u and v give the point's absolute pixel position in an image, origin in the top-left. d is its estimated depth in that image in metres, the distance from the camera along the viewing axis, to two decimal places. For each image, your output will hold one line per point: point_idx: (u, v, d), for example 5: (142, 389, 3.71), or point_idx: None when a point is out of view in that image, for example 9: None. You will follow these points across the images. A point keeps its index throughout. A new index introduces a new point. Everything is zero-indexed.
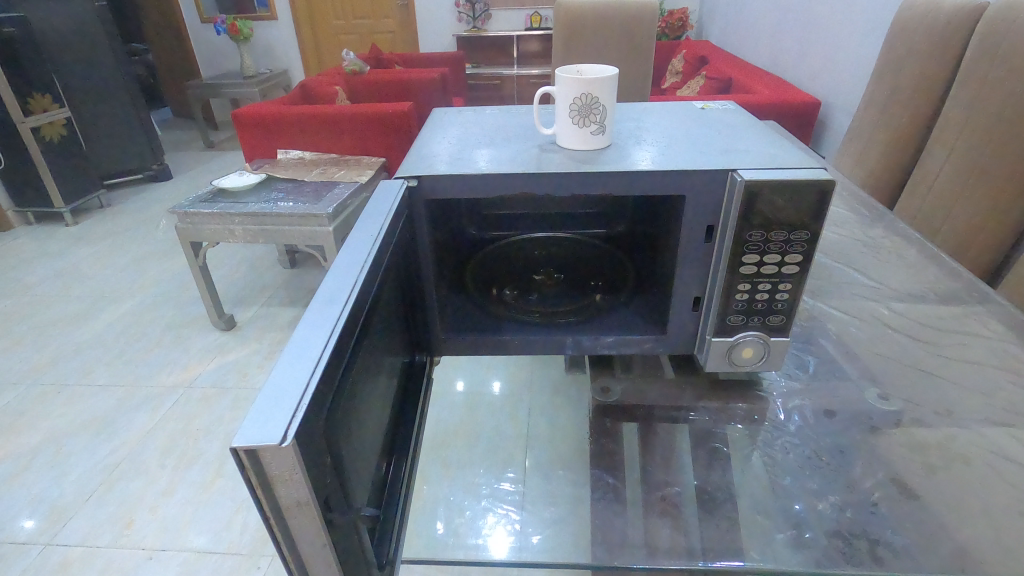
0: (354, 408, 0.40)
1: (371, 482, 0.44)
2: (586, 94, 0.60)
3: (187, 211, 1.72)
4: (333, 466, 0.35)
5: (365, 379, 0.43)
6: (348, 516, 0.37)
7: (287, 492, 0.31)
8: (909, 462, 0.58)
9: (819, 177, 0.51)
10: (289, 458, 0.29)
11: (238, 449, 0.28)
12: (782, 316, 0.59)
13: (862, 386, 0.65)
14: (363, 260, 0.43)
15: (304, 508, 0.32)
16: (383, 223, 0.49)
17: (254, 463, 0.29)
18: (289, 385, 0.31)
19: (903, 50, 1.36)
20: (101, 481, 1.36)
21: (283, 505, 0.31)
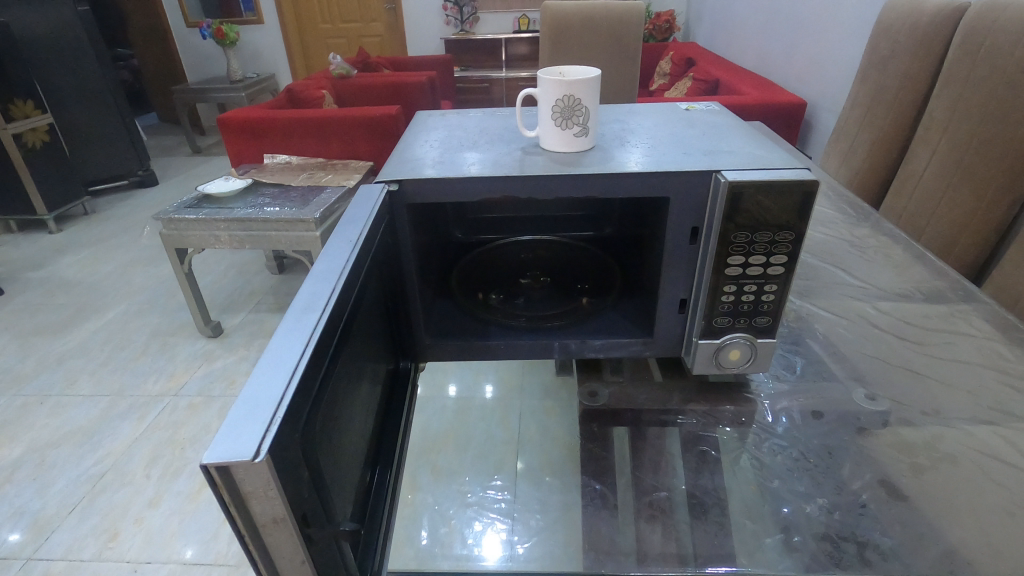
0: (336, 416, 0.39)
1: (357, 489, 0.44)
2: (569, 95, 0.60)
3: (172, 218, 1.69)
4: (311, 479, 0.34)
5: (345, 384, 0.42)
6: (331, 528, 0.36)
7: (259, 506, 0.30)
8: (897, 462, 0.57)
9: (804, 177, 0.51)
10: (263, 475, 0.28)
11: (209, 466, 0.27)
12: (768, 317, 0.59)
13: (850, 387, 0.65)
14: (342, 266, 0.42)
15: (282, 521, 0.31)
16: (363, 229, 0.48)
17: (227, 479, 0.28)
18: (264, 398, 0.30)
19: (886, 52, 1.37)
20: (85, 493, 1.33)
21: (260, 521, 0.31)
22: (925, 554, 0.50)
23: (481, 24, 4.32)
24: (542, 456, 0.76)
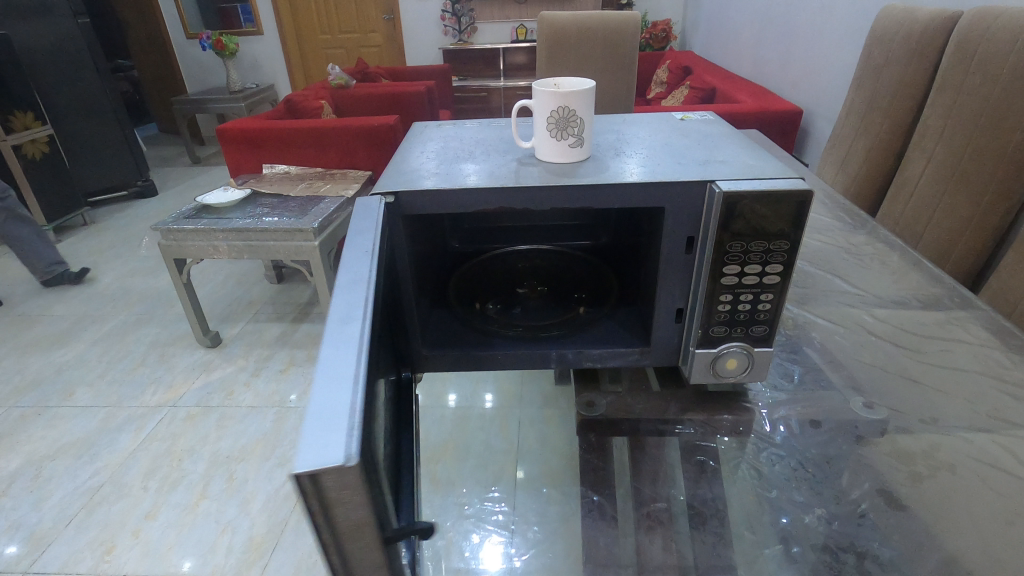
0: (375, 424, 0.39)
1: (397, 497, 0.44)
2: (564, 107, 0.60)
3: (171, 228, 1.69)
4: (377, 488, 0.33)
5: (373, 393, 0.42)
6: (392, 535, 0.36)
7: (344, 513, 0.29)
8: (895, 470, 0.56)
9: (798, 187, 0.51)
10: (352, 480, 0.27)
11: (299, 475, 0.26)
12: (765, 325, 0.59)
13: (847, 396, 0.64)
14: (367, 274, 0.43)
15: (363, 528, 0.30)
16: (374, 240, 0.48)
17: (315, 488, 0.27)
18: (338, 407, 0.30)
19: (880, 60, 1.38)
20: (82, 506, 1.32)
21: (340, 529, 0.30)
22: (925, 563, 0.49)
23: (479, 34, 4.35)
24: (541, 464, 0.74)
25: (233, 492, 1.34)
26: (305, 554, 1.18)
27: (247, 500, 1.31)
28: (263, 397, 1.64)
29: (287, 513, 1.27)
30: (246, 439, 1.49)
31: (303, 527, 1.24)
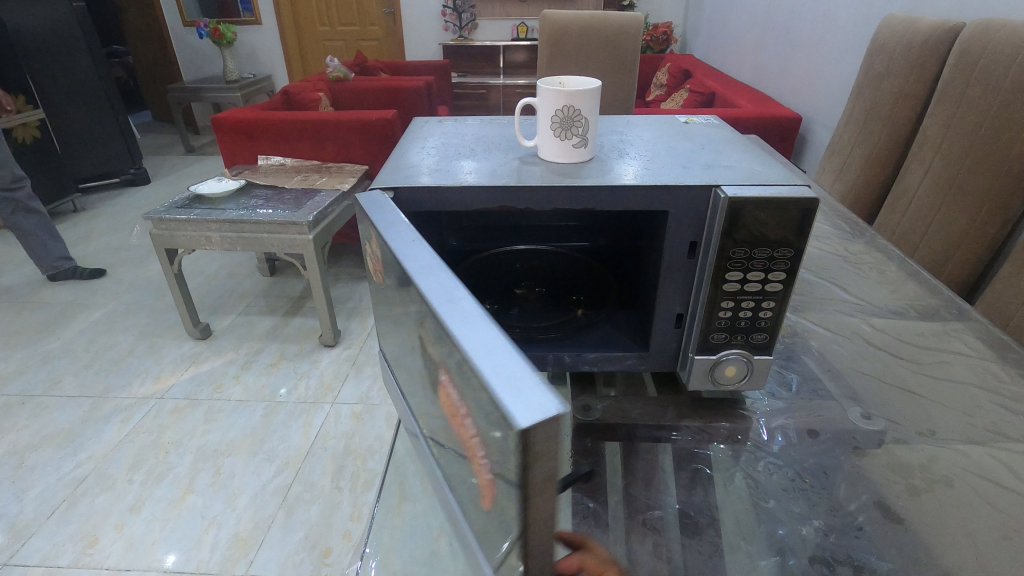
0: (455, 416, 0.36)
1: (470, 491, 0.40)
2: (569, 106, 0.59)
3: (163, 217, 1.67)
4: None
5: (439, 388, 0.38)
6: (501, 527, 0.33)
7: (540, 469, 0.25)
8: (893, 484, 0.55)
9: (804, 194, 0.50)
10: (561, 433, 0.24)
11: (524, 431, 0.23)
12: (765, 333, 0.58)
13: (845, 406, 0.64)
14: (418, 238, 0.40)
15: (549, 486, 0.26)
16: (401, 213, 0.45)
17: (529, 447, 0.24)
18: (516, 366, 0.26)
19: (881, 69, 1.38)
20: (65, 497, 1.30)
21: (535, 494, 0.26)
22: None
23: (479, 31, 4.33)
24: None
25: (219, 487, 1.32)
26: (292, 551, 1.17)
27: (233, 496, 1.29)
28: (253, 391, 1.63)
29: (274, 509, 1.26)
30: (234, 433, 1.47)
31: (290, 525, 1.22)
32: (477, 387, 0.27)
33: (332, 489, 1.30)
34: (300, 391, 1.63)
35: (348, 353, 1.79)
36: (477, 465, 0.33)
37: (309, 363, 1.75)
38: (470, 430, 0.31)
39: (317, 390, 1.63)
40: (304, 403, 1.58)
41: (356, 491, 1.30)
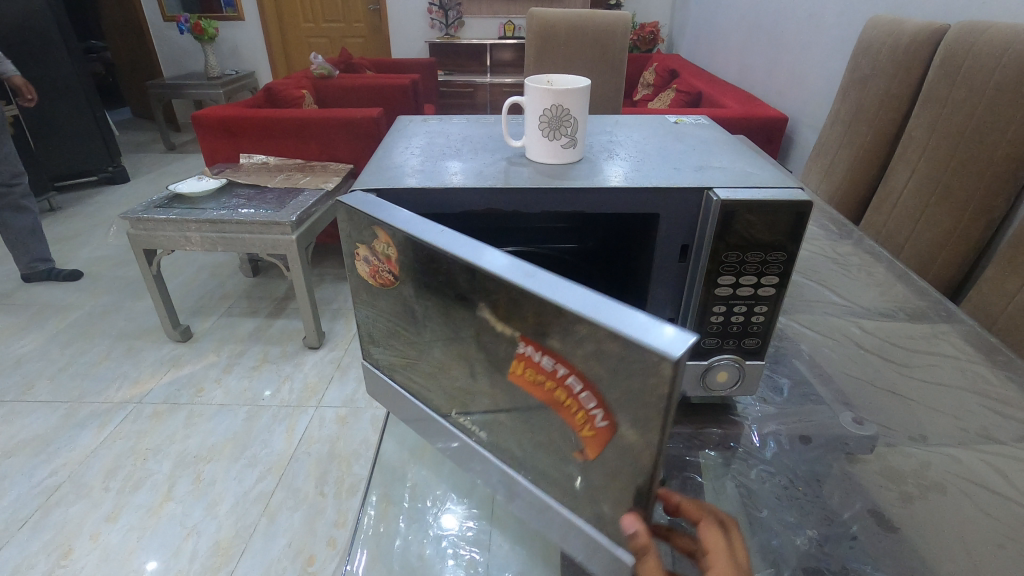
0: (534, 384, 0.38)
1: (532, 459, 0.42)
2: (557, 105, 0.57)
3: (141, 217, 1.62)
4: None
5: (504, 365, 0.40)
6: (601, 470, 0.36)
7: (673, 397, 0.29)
8: (885, 490, 0.54)
9: (797, 197, 0.49)
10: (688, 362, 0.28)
11: (675, 358, 0.27)
12: (758, 338, 0.57)
13: (836, 410, 0.63)
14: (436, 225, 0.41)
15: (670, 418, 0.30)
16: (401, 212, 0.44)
17: (673, 375, 0.28)
18: (630, 314, 0.30)
19: (865, 70, 1.39)
20: (38, 506, 1.26)
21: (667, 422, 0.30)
22: None
23: (466, 29, 4.30)
24: None
25: (200, 494, 1.29)
26: (274, 558, 1.14)
27: (214, 502, 1.26)
28: (235, 395, 1.59)
29: (256, 515, 1.23)
30: (215, 438, 1.44)
31: (272, 532, 1.19)
32: (598, 338, 0.30)
33: (316, 495, 1.28)
34: (283, 393, 1.60)
35: (333, 354, 1.76)
36: (578, 416, 0.35)
37: (293, 365, 1.71)
38: (573, 385, 0.34)
39: (301, 393, 1.60)
40: (288, 407, 1.55)
41: (340, 496, 1.28)
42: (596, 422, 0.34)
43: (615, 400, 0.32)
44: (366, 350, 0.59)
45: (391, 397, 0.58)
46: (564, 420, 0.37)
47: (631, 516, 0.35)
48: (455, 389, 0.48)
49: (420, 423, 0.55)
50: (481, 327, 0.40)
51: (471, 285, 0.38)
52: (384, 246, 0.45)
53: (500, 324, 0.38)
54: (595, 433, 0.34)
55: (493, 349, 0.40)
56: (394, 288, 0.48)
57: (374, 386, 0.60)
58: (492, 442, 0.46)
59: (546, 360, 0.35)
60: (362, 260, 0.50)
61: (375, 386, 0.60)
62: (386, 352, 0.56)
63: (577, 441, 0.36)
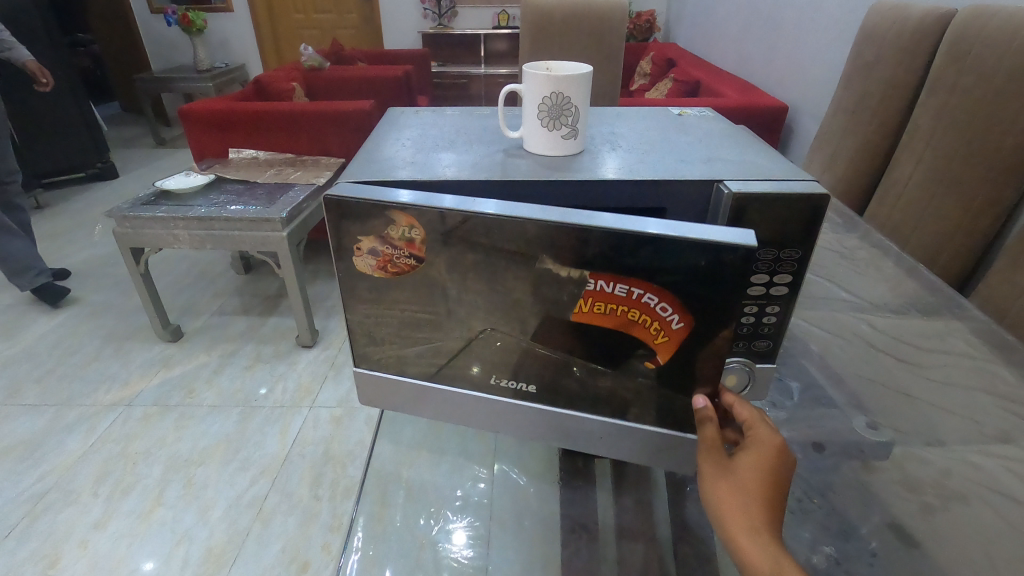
0: (599, 314, 0.42)
1: (591, 390, 0.48)
2: (557, 94, 0.54)
3: (126, 215, 1.58)
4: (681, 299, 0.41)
5: (563, 308, 0.44)
6: (670, 371, 0.44)
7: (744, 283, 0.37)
8: (905, 502, 0.51)
9: (813, 189, 0.46)
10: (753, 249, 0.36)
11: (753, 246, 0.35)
12: (769, 341, 0.54)
13: (849, 415, 0.61)
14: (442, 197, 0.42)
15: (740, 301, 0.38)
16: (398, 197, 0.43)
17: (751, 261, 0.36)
18: (697, 228, 0.37)
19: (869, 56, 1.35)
20: (24, 514, 1.23)
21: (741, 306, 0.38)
22: None
23: (459, 19, 4.24)
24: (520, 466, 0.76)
25: (191, 499, 1.26)
26: (267, 565, 1.11)
27: (206, 508, 1.23)
28: (227, 396, 1.56)
29: (249, 521, 1.20)
30: (207, 441, 1.41)
31: (266, 538, 1.16)
32: (682, 253, 0.37)
33: (310, 499, 1.25)
34: (277, 393, 1.57)
35: (328, 353, 1.73)
36: (652, 328, 0.41)
37: (286, 365, 1.68)
38: (648, 302, 0.40)
39: (295, 394, 1.56)
40: (281, 407, 1.52)
41: (335, 500, 1.25)
42: (672, 326, 0.41)
43: (692, 302, 0.39)
44: (361, 356, 0.57)
45: (401, 393, 0.58)
46: (632, 337, 0.43)
47: (700, 393, 0.44)
48: (496, 358, 0.50)
49: (447, 407, 0.56)
50: (536, 279, 0.43)
51: (526, 241, 0.41)
52: (405, 229, 0.44)
53: (563, 269, 0.41)
54: (670, 335, 0.41)
55: (550, 298, 0.44)
56: (416, 271, 0.47)
57: (369, 394, 0.59)
58: (545, 391, 0.51)
59: (619, 288, 0.40)
60: (364, 254, 0.47)
61: (371, 391, 0.59)
62: (393, 349, 0.55)
63: (646, 350, 0.43)
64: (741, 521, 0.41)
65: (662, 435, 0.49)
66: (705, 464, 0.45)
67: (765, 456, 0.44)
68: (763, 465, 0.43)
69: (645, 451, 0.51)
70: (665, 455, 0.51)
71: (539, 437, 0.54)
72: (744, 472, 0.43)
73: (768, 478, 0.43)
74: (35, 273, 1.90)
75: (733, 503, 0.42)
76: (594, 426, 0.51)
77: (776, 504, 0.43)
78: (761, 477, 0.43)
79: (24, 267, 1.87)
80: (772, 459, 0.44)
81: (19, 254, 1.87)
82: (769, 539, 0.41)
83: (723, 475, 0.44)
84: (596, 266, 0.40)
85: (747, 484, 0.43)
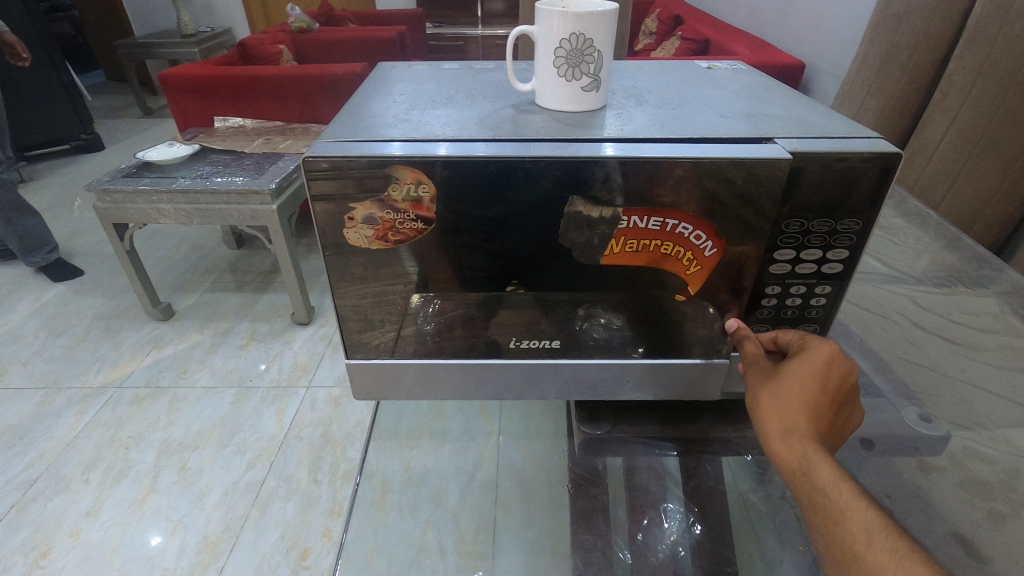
0: (631, 252, 0.43)
1: (619, 332, 0.48)
2: (579, 35, 0.44)
3: (106, 189, 1.50)
4: (715, 230, 0.42)
5: (594, 252, 0.44)
6: (700, 303, 0.46)
7: (785, 193, 0.40)
8: (972, 510, 0.48)
9: (881, 146, 0.39)
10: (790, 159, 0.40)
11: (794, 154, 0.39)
12: (816, 325, 0.47)
13: (899, 406, 0.54)
14: (445, 152, 0.39)
15: (787, 214, 0.41)
16: (399, 157, 0.39)
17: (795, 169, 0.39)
18: (734, 149, 0.39)
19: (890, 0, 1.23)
20: (14, 502, 1.19)
21: (782, 223, 0.41)
22: None
23: None
24: (526, 448, 0.72)
25: (185, 485, 1.21)
26: (267, 554, 1.07)
27: (201, 494, 1.19)
28: (220, 376, 1.51)
29: (246, 507, 1.16)
30: (201, 424, 1.36)
31: (263, 525, 1.12)
32: (724, 167, 0.39)
33: (310, 483, 1.20)
34: (274, 372, 1.52)
35: (324, 331, 1.67)
36: (687, 255, 0.43)
37: (281, 343, 1.62)
38: (685, 231, 0.42)
39: (291, 373, 1.51)
40: (278, 388, 1.47)
41: (335, 484, 1.20)
42: (705, 253, 0.43)
43: (730, 228, 0.41)
44: (354, 345, 0.49)
45: (405, 378, 0.51)
46: (664, 271, 0.44)
47: (732, 317, 0.46)
48: (517, 315, 0.48)
49: (463, 381, 0.51)
50: (564, 225, 0.43)
51: (559, 184, 0.40)
52: (411, 187, 0.40)
53: (595, 210, 0.42)
54: (701, 263, 0.43)
55: (579, 244, 0.44)
56: (422, 237, 0.43)
57: (366, 386, 0.52)
58: (567, 344, 0.49)
59: (654, 222, 0.41)
60: (359, 223, 0.42)
61: (367, 383, 0.51)
62: (399, 332, 0.48)
63: (679, 283, 0.45)
64: (772, 421, 0.42)
65: (691, 366, 0.49)
66: (750, 378, 0.45)
67: (811, 365, 0.43)
68: (806, 373, 0.43)
69: (676, 384, 0.50)
70: (697, 390, 0.51)
71: (559, 397, 0.51)
72: (785, 381, 0.43)
73: (811, 385, 0.42)
74: (48, 249, 1.92)
75: (772, 410, 0.43)
76: (624, 370, 0.49)
77: (821, 412, 0.42)
78: (805, 386, 0.43)
79: (39, 243, 1.90)
80: (818, 370, 0.43)
81: (37, 230, 1.89)
82: (800, 436, 0.41)
83: (762, 384, 0.44)
84: (630, 203, 0.41)
85: (784, 391, 0.43)
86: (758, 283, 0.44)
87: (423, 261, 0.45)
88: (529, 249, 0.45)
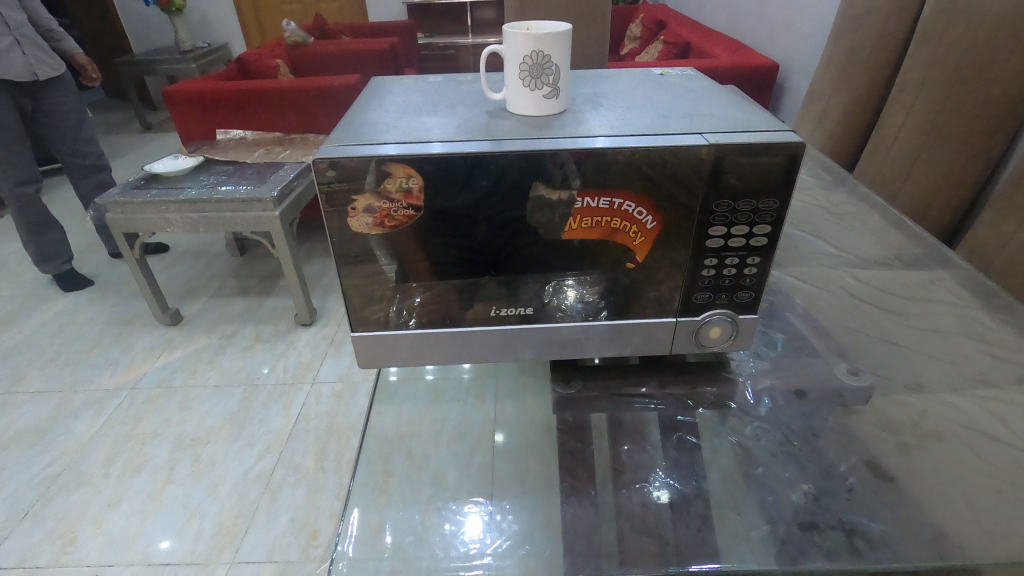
0: (587, 228, 0.52)
1: (582, 299, 0.57)
2: (538, 52, 0.53)
3: (116, 200, 1.58)
4: (652, 206, 0.51)
5: (556, 228, 0.53)
6: (648, 270, 0.54)
7: (710, 174, 0.48)
8: (883, 441, 0.61)
9: (789, 139, 0.47)
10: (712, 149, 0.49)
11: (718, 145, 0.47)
12: (750, 291, 0.55)
13: (831, 362, 0.69)
14: (430, 148, 0.48)
15: (712, 193, 0.49)
16: (391, 153, 0.47)
17: (718, 156, 0.48)
18: (664, 140, 0.48)
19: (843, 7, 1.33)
20: (38, 496, 1.26)
21: (711, 201, 0.50)
22: (917, 536, 0.53)
23: None
24: None
25: (200, 475, 1.29)
26: (278, 535, 1.15)
27: (214, 483, 1.27)
28: (229, 375, 1.58)
29: (257, 494, 1.24)
30: (211, 420, 1.43)
31: (274, 509, 1.20)
32: (656, 153, 0.48)
33: (316, 471, 1.28)
34: (279, 371, 1.60)
35: (326, 331, 1.75)
36: (631, 229, 0.52)
37: (286, 344, 1.70)
38: (627, 208, 0.51)
39: (296, 371, 1.59)
40: (284, 384, 1.54)
41: (341, 471, 1.28)
42: (646, 226, 0.52)
43: (665, 204, 0.50)
44: (357, 320, 0.57)
45: (402, 346, 0.58)
46: (615, 243, 0.53)
47: None
48: (493, 287, 0.56)
49: (454, 346, 0.58)
50: (531, 207, 0.52)
51: (524, 173, 0.50)
52: (402, 180, 0.49)
53: (554, 193, 0.51)
54: (645, 234, 0.52)
55: (542, 223, 0.53)
56: (412, 222, 0.51)
57: (368, 356, 0.59)
58: (537, 310, 0.57)
59: (603, 202, 0.51)
60: (360, 212, 0.50)
61: (370, 354, 0.59)
62: (394, 307, 0.56)
63: (628, 252, 0.54)
64: None
65: (645, 325, 0.57)
66: None
67: None
68: None
69: (632, 342, 0.59)
70: (648, 346, 0.59)
71: (534, 357, 0.59)
72: None
73: None
74: (62, 260, 1.98)
75: None
76: (584, 331, 0.57)
77: None
78: None
79: (55, 252, 1.95)
80: None
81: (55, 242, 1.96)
82: None
83: None
84: (583, 186, 0.50)
85: None
86: (697, 254, 0.53)
87: (417, 244, 0.53)
88: (501, 230, 0.53)
